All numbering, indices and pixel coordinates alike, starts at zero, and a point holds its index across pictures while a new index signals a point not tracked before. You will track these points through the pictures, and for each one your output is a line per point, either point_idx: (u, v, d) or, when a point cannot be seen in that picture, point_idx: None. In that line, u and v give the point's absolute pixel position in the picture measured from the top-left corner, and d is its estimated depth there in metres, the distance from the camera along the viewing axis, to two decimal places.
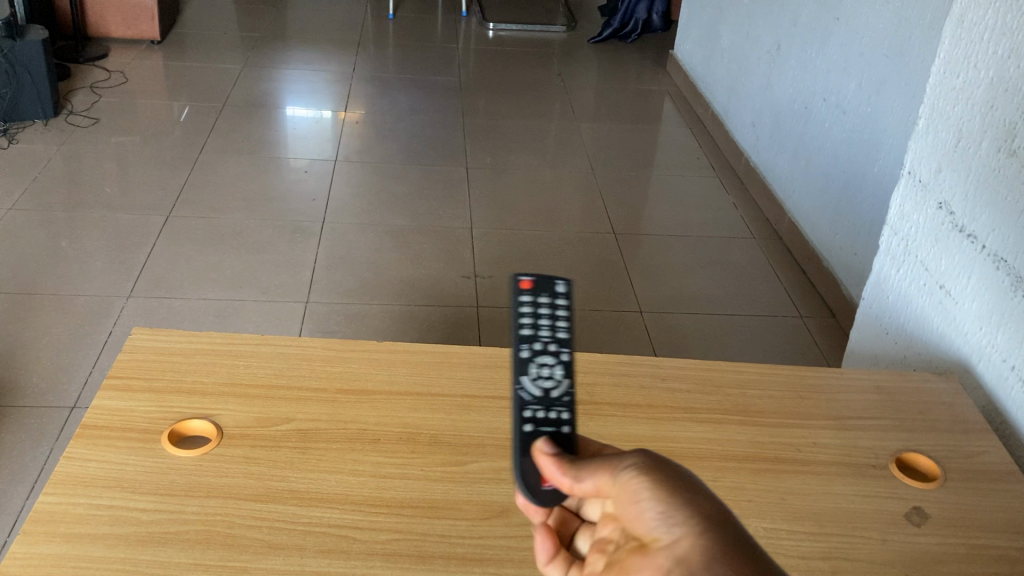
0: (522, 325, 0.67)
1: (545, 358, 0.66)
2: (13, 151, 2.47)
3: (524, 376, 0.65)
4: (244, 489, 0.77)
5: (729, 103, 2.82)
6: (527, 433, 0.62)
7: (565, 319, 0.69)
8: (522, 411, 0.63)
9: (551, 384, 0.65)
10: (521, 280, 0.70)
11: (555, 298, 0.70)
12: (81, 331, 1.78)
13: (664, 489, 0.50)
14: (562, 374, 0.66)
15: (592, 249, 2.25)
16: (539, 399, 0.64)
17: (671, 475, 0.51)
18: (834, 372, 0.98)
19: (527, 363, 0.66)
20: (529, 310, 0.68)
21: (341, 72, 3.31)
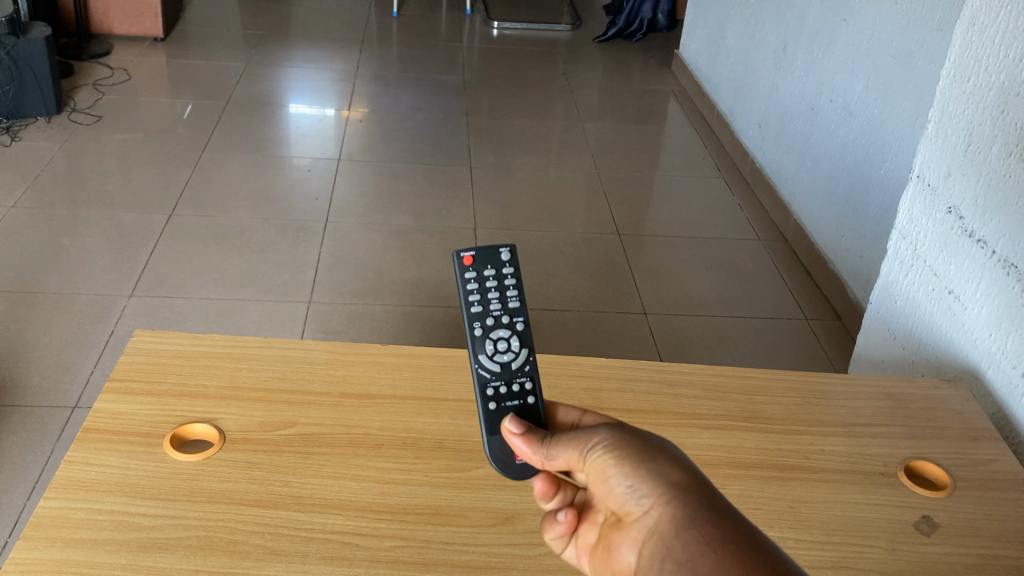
0: (472, 304, 0.73)
1: (499, 333, 0.73)
2: (16, 148, 2.46)
3: (481, 355, 0.73)
4: (246, 494, 0.76)
5: (734, 103, 2.81)
6: (494, 411, 0.71)
7: (511, 287, 0.75)
8: (486, 390, 0.71)
9: (509, 358, 0.73)
10: (464, 256, 0.75)
11: (500, 270, 0.75)
12: (83, 329, 1.78)
13: (628, 463, 0.55)
14: (518, 346, 0.74)
15: (596, 250, 2.24)
16: (499, 375, 0.72)
17: (636, 448, 0.56)
18: (841, 378, 0.98)
19: (482, 340, 0.73)
20: (476, 288, 0.74)
21: (345, 70, 3.30)
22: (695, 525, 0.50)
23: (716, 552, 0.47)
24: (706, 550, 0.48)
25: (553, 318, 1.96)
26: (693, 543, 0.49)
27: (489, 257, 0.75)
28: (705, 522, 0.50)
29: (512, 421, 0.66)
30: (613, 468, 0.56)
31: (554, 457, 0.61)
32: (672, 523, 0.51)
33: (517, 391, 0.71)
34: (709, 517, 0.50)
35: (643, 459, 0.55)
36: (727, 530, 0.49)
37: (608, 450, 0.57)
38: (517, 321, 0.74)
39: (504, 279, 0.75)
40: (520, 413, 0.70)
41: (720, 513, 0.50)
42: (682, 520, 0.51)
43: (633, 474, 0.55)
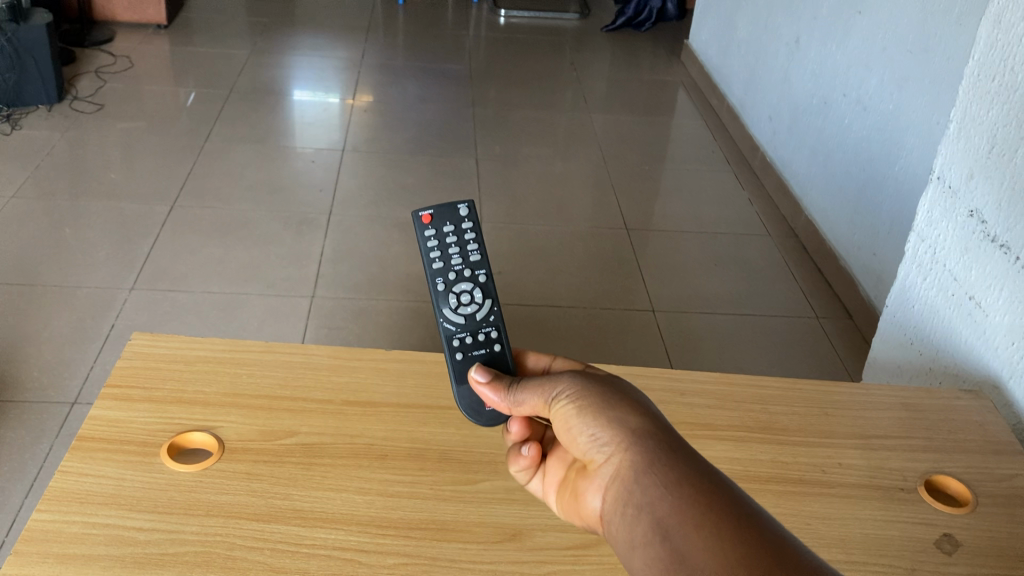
0: (432, 260, 0.80)
1: (461, 287, 0.80)
2: (17, 138, 2.43)
3: (445, 309, 0.79)
4: (246, 507, 0.74)
5: (745, 96, 2.78)
6: (461, 360, 0.76)
7: (470, 241, 0.82)
8: (452, 342, 0.77)
9: (473, 309, 0.79)
10: (422, 216, 0.82)
11: (457, 226, 0.82)
12: (83, 323, 1.76)
13: (593, 414, 0.58)
14: (480, 297, 0.80)
15: (604, 245, 2.20)
16: (464, 326, 0.78)
17: (598, 397, 0.59)
18: (858, 388, 0.95)
19: (445, 295, 0.79)
20: (435, 245, 0.81)
21: (350, 59, 3.26)
22: (653, 470, 0.53)
23: (674, 497, 0.50)
24: (666, 495, 0.51)
25: (562, 315, 1.93)
26: (651, 487, 0.52)
27: (448, 216, 0.83)
28: (665, 466, 0.53)
29: (479, 370, 0.70)
30: (575, 418, 0.59)
31: (516, 404, 0.65)
32: (632, 470, 0.54)
33: (482, 339, 0.77)
34: (668, 462, 0.53)
35: (604, 406, 0.58)
36: (688, 475, 0.52)
37: (570, 398, 0.60)
38: (479, 274, 0.81)
39: (462, 234, 0.82)
40: (487, 359, 0.75)
41: (678, 457, 0.53)
42: (644, 468, 0.53)
43: (594, 422, 0.58)
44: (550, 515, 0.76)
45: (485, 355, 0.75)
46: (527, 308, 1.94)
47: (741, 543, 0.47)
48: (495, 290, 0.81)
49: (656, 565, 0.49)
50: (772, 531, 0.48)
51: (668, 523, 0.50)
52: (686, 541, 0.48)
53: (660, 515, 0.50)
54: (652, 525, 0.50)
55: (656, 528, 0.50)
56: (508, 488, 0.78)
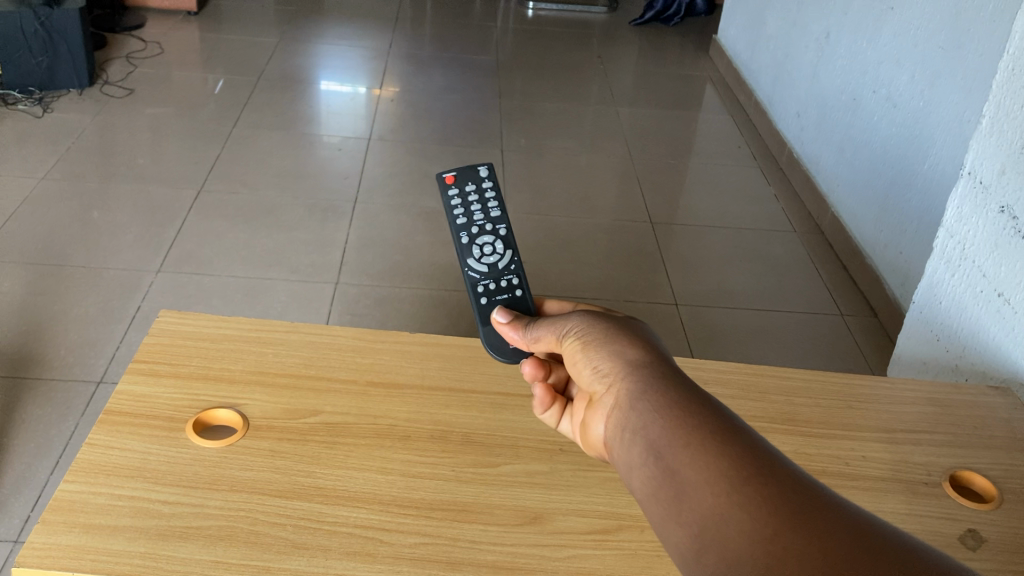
0: (456, 216, 0.83)
1: (484, 239, 0.81)
2: (48, 120, 2.46)
3: (469, 258, 0.80)
4: (269, 484, 0.74)
5: (773, 91, 2.76)
6: (486, 304, 0.78)
7: (491, 200, 0.84)
8: (476, 289, 0.79)
9: (495, 258, 0.80)
10: (446, 178, 0.85)
11: (479, 185, 0.85)
12: (110, 303, 1.77)
13: (596, 346, 0.59)
14: (502, 247, 0.81)
15: (627, 238, 2.20)
16: (487, 273, 0.80)
17: (603, 332, 0.60)
18: (884, 382, 0.94)
19: (469, 247, 0.81)
20: (459, 203, 0.84)
21: (377, 49, 3.27)
22: (647, 394, 0.53)
23: (665, 416, 0.51)
24: (657, 416, 0.51)
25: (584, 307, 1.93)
26: (644, 410, 0.52)
27: (469, 177, 0.85)
28: (660, 390, 0.53)
29: (500, 313, 0.73)
30: (581, 353, 0.60)
31: (535, 341, 0.67)
32: (628, 396, 0.54)
33: (505, 285, 0.79)
34: (663, 387, 0.53)
35: (610, 340, 0.59)
36: (680, 398, 0.52)
37: (580, 336, 0.61)
38: (499, 228, 0.83)
39: (483, 193, 0.85)
40: (509, 302, 0.77)
41: (673, 383, 0.53)
42: (639, 393, 0.53)
43: (597, 354, 0.58)
44: (571, 500, 0.77)
45: (508, 299, 0.77)
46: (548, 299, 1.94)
47: (727, 459, 0.47)
48: (516, 242, 0.83)
49: (648, 483, 0.49)
50: (759, 450, 0.48)
51: (659, 442, 0.50)
52: (675, 459, 0.48)
53: (651, 435, 0.50)
54: (645, 445, 0.51)
55: (649, 447, 0.50)
56: (529, 472, 0.78)
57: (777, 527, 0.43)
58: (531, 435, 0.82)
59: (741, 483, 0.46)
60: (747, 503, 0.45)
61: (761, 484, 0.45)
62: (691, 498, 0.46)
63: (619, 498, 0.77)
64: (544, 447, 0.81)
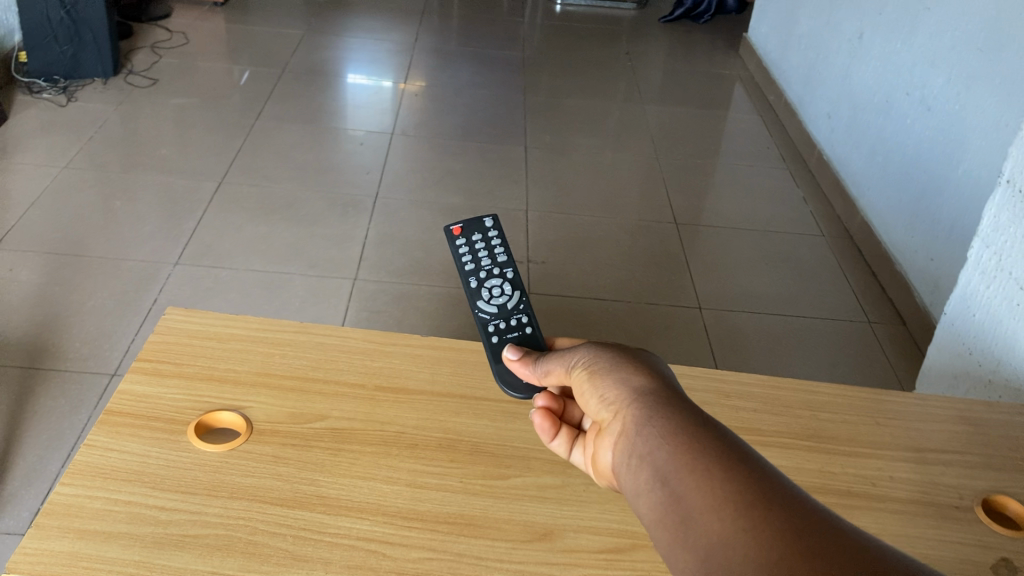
0: (465, 263, 0.87)
1: (492, 283, 0.85)
2: (72, 110, 2.45)
3: (479, 300, 0.84)
4: (271, 491, 0.72)
5: (804, 91, 2.70)
6: (497, 342, 0.81)
7: (497, 247, 0.88)
8: (487, 328, 0.82)
9: (504, 300, 0.83)
10: (453, 228, 0.89)
11: (485, 235, 0.89)
12: (127, 295, 1.76)
13: (602, 374, 0.59)
14: (510, 289, 0.85)
15: (651, 239, 2.16)
16: (497, 314, 0.82)
17: (609, 361, 0.60)
18: (914, 398, 0.90)
19: (479, 291, 0.84)
20: (467, 250, 0.88)
21: (403, 42, 3.25)
22: (652, 420, 0.53)
23: (668, 442, 0.51)
24: (662, 442, 0.51)
25: (605, 309, 1.89)
26: (649, 435, 0.52)
27: (475, 226, 0.90)
28: (666, 415, 0.53)
29: (511, 350, 0.74)
30: (587, 383, 0.60)
31: (543, 373, 0.67)
32: (632, 421, 0.54)
33: (515, 324, 0.82)
34: (667, 413, 0.53)
35: (616, 369, 0.59)
36: (685, 425, 0.52)
37: (586, 365, 0.61)
38: (506, 272, 0.87)
39: (489, 241, 0.89)
40: (520, 339, 0.80)
41: (678, 409, 0.53)
42: (644, 419, 0.53)
43: (603, 383, 0.58)
44: (583, 516, 0.74)
45: (519, 337, 0.80)
46: (568, 300, 1.91)
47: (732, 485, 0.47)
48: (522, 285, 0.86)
49: (654, 509, 0.49)
50: (765, 475, 0.48)
51: (665, 468, 0.49)
52: (681, 485, 0.48)
53: (656, 461, 0.50)
54: (650, 470, 0.50)
55: (654, 473, 0.50)
56: (540, 485, 0.76)
57: (780, 553, 0.43)
58: (543, 446, 0.79)
59: (746, 508, 0.45)
60: (751, 528, 0.44)
61: (765, 509, 0.45)
62: (696, 523, 0.46)
63: (633, 515, 0.74)
64: (557, 460, 0.78)
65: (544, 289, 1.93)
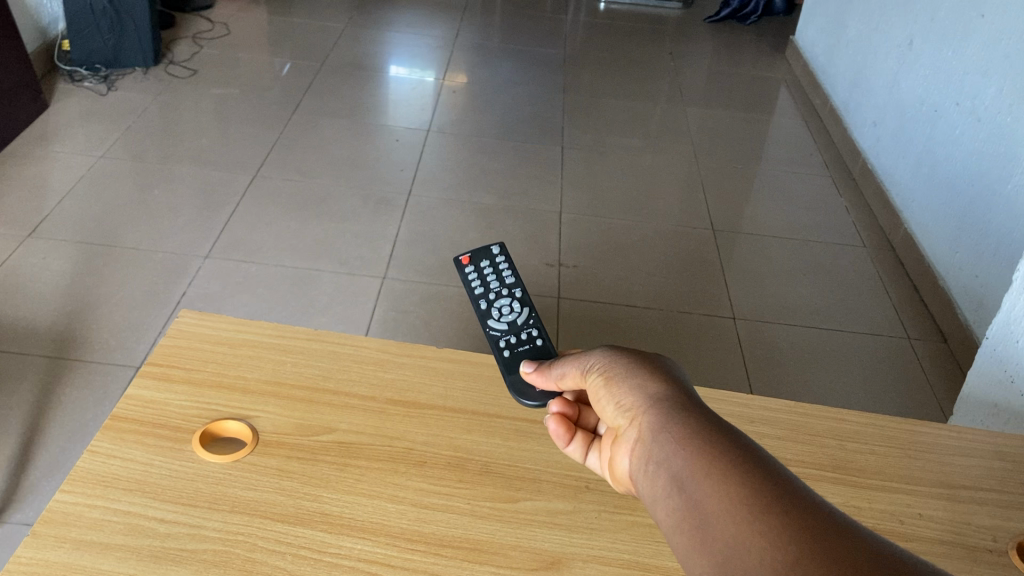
0: (474, 287, 0.86)
1: (502, 302, 0.84)
2: (112, 99, 2.47)
3: (490, 319, 0.82)
4: (273, 507, 0.70)
5: (850, 98, 2.64)
6: (509, 356, 0.79)
7: (505, 271, 0.88)
8: (498, 344, 0.80)
9: (514, 316, 0.82)
10: (462, 258, 0.89)
11: (493, 261, 0.89)
12: (157, 287, 1.76)
13: (618, 380, 0.58)
14: (519, 305, 0.83)
15: (687, 245, 2.12)
16: (507, 330, 0.81)
17: (625, 366, 0.58)
18: (949, 430, 0.86)
19: (489, 311, 0.83)
20: (475, 276, 0.87)
21: (445, 37, 3.23)
22: (668, 425, 0.51)
23: (686, 447, 0.49)
24: (679, 447, 0.49)
25: (637, 316, 1.86)
26: (666, 441, 0.50)
27: (482, 253, 0.90)
28: (683, 420, 0.51)
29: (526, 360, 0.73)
30: (603, 390, 0.58)
31: (560, 376, 0.66)
32: (649, 428, 0.52)
33: (526, 338, 0.80)
34: (684, 418, 0.52)
35: (632, 374, 0.57)
36: (702, 429, 0.50)
37: (602, 371, 0.60)
38: (516, 292, 0.86)
39: (498, 266, 0.89)
40: (534, 353, 0.79)
41: (695, 415, 0.52)
42: (661, 424, 0.52)
43: (620, 389, 0.57)
44: (593, 545, 0.71)
45: (532, 350, 0.79)
46: (599, 306, 1.87)
47: (750, 490, 0.45)
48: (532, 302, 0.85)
49: (672, 516, 0.47)
50: (781, 480, 0.46)
51: (682, 473, 0.48)
52: (697, 490, 0.47)
53: (674, 467, 0.49)
54: (667, 476, 0.49)
55: (672, 479, 0.48)
56: (550, 511, 0.73)
57: (796, 555, 0.41)
58: (555, 469, 0.77)
59: (762, 512, 0.44)
60: (766, 533, 0.43)
61: (779, 512, 0.44)
62: (714, 529, 0.45)
63: (646, 546, 0.71)
64: (569, 484, 0.76)
65: (575, 294, 1.90)
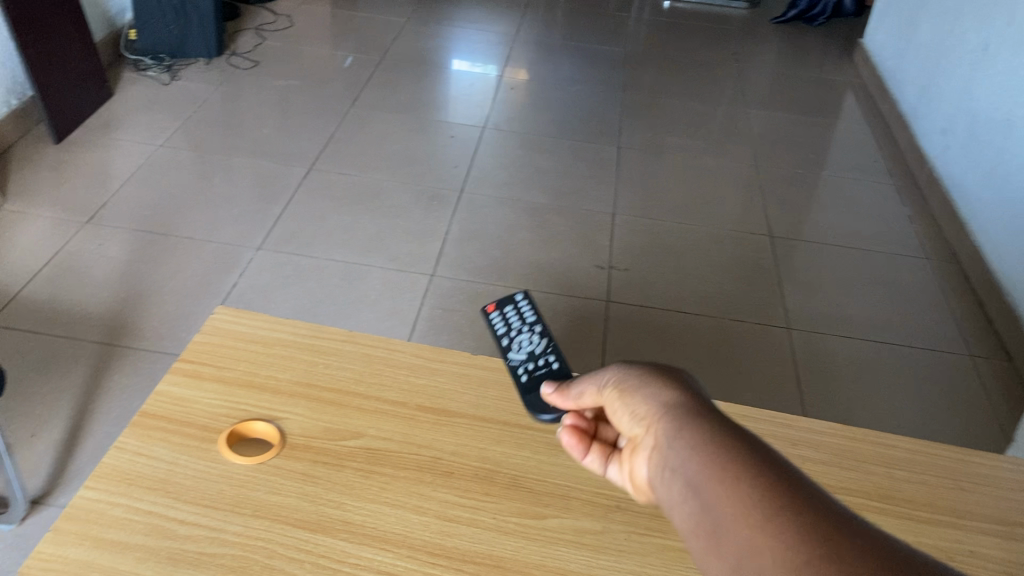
0: (494, 321, 0.86)
1: (521, 334, 0.84)
2: (175, 88, 2.50)
3: (509, 349, 0.83)
4: (294, 512, 0.69)
5: (919, 103, 2.55)
6: (527, 383, 0.80)
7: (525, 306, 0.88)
8: (517, 372, 0.81)
9: (533, 346, 0.83)
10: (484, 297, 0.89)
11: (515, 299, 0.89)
12: (208, 277, 1.78)
13: (632, 390, 0.55)
14: (538, 335, 0.84)
15: (742, 251, 2.07)
16: (526, 358, 0.82)
17: (640, 376, 0.56)
18: (1005, 462, 0.82)
19: (508, 342, 0.84)
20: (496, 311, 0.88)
21: (505, 33, 3.21)
22: (682, 431, 0.49)
23: (699, 450, 0.47)
24: (692, 452, 0.47)
25: (688, 323, 1.82)
26: (680, 446, 0.48)
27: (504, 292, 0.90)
28: (697, 425, 0.49)
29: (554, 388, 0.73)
30: (618, 402, 0.56)
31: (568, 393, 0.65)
32: (663, 436, 0.50)
33: (545, 365, 0.81)
34: (698, 423, 0.49)
35: (646, 383, 0.55)
36: (716, 432, 0.48)
37: (617, 384, 0.57)
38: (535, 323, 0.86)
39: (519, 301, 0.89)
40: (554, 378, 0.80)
41: (710, 419, 0.49)
42: (674, 431, 0.49)
43: (634, 399, 0.55)
44: (619, 568, 0.68)
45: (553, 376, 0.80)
46: (649, 311, 1.84)
47: (766, 493, 0.43)
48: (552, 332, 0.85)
49: (688, 525, 0.45)
50: (797, 481, 0.43)
51: (695, 479, 0.45)
52: (711, 494, 0.44)
53: (687, 472, 0.46)
54: (682, 483, 0.46)
55: (686, 486, 0.46)
56: (578, 530, 0.71)
57: (811, 552, 0.38)
58: (586, 487, 0.75)
59: (775, 514, 0.41)
60: (780, 535, 0.40)
61: (794, 510, 0.41)
62: (728, 534, 0.42)
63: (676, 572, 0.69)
64: (599, 503, 0.74)
65: (624, 298, 1.87)
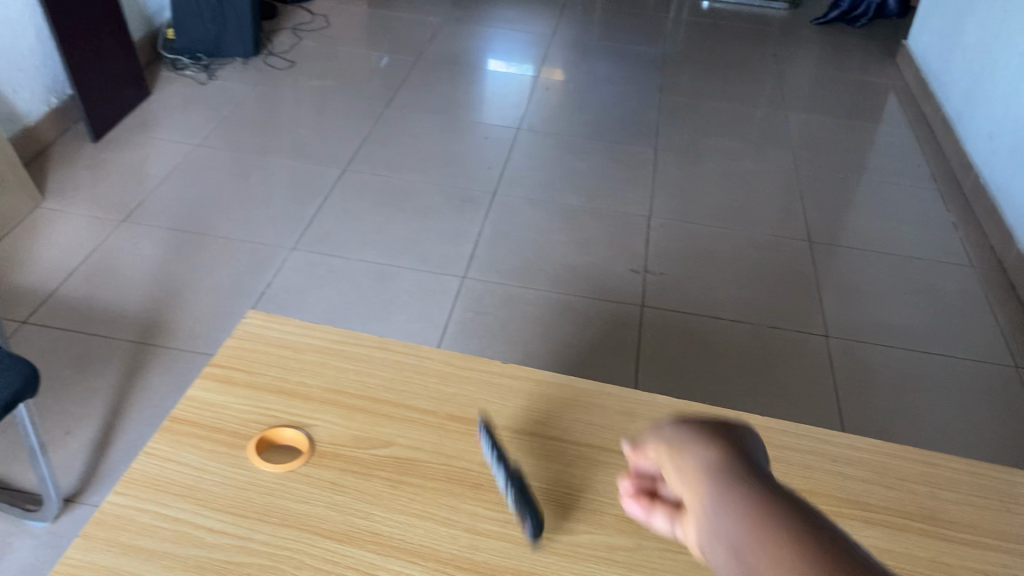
0: None
1: None
2: (211, 87, 2.52)
3: None
4: (322, 522, 0.68)
5: (965, 107, 2.49)
6: None
7: None
8: None
9: None
10: None
11: None
12: (242, 277, 1.78)
13: (681, 451, 0.57)
14: None
15: (780, 257, 2.03)
16: None
17: (689, 437, 0.58)
18: None
19: None
20: None
21: (542, 34, 3.19)
22: (729, 496, 0.50)
23: (745, 517, 0.48)
24: (739, 518, 0.48)
25: (724, 330, 1.79)
26: (727, 513, 0.49)
27: None
28: (743, 486, 0.51)
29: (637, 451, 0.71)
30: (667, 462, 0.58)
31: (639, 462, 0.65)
32: (709, 497, 0.51)
33: None
34: (745, 487, 0.50)
35: (695, 444, 0.56)
36: (762, 499, 0.49)
37: (666, 443, 0.59)
38: None
39: None
40: None
41: (755, 485, 0.50)
42: (721, 495, 0.50)
43: (683, 459, 0.56)
44: None
45: None
46: (685, 317, 1.81)
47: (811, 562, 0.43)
48: None
49: None
50: (838, 538, 0.45)
51: (741, 545, 0.46)
52: (756, 561, 0.45)
53: (733, 539, 0.47)
54: (729, 549, 0.47)
55: (731, 551, 0.47)
56: (610, 546, 0.69)
57: None
58: (619, 501, 0.73)
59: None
60: None
61: (834, 562, 0.42)
62: None
63: None
64: (632, 517, 0.72)
65: (659, 303, 1.84)
